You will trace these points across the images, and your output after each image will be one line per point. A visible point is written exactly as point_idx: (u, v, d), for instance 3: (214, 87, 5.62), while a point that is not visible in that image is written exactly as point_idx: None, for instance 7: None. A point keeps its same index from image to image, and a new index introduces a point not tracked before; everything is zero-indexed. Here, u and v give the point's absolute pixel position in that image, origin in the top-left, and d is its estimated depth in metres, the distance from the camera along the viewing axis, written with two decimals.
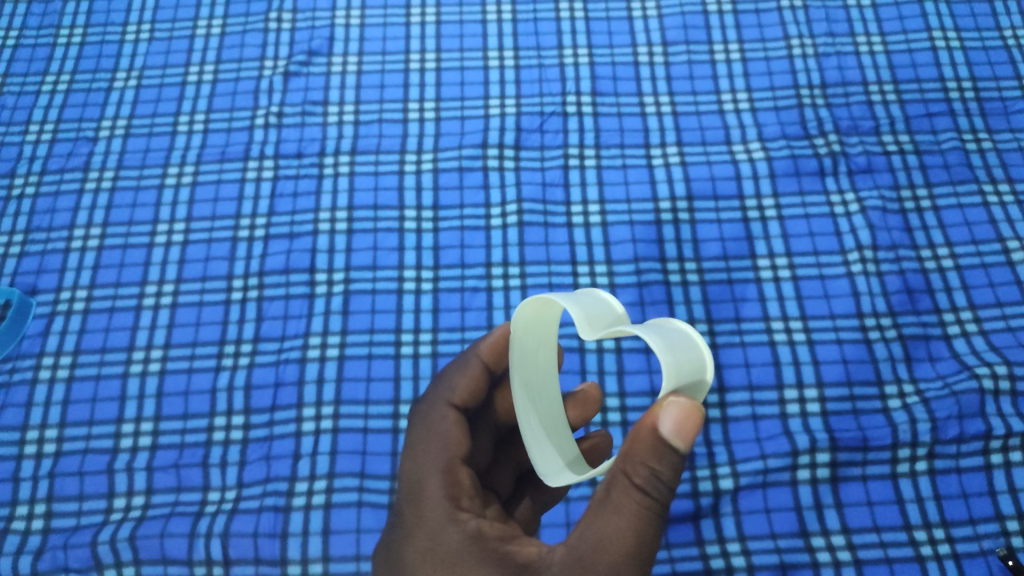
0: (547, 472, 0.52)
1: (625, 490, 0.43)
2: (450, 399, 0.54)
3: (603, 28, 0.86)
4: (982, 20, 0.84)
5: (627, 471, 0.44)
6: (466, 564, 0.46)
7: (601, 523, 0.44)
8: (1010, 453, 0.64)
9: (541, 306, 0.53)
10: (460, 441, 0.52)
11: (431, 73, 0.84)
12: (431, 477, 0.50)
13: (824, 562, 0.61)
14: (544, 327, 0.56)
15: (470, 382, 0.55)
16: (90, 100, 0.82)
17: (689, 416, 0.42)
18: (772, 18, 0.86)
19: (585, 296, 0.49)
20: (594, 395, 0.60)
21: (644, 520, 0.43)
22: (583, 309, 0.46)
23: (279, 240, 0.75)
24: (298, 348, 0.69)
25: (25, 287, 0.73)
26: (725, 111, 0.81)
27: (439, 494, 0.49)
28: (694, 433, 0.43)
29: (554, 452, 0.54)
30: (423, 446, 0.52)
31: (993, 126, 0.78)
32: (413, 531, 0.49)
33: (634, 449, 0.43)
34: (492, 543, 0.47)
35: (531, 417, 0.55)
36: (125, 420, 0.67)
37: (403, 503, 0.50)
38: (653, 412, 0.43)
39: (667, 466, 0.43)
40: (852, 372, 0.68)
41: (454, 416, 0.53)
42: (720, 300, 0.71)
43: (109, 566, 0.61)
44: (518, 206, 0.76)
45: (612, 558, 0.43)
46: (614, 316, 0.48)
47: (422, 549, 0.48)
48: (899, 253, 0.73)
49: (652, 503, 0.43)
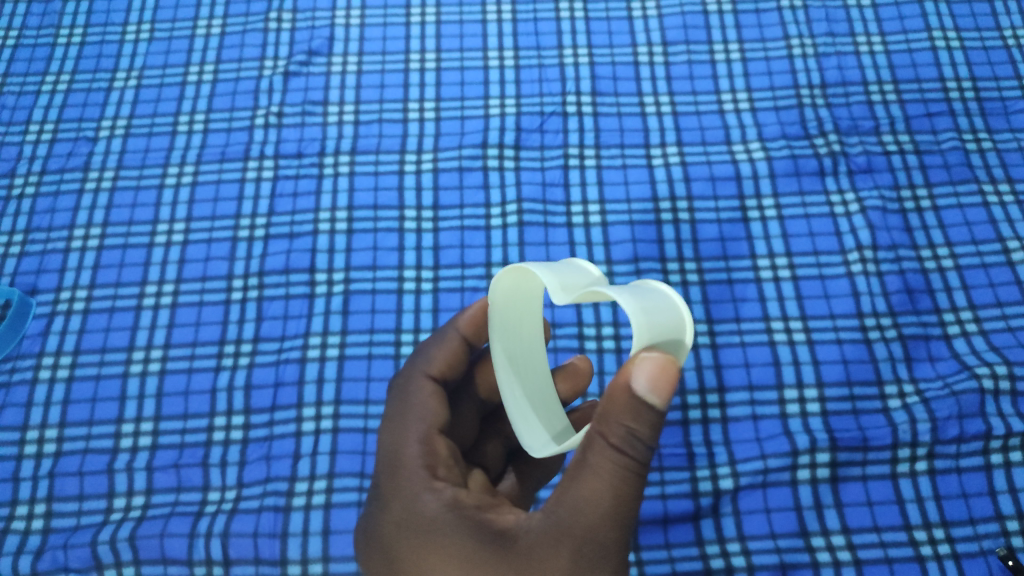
0: (532, 446, 0.51)
1: (601, 451, 0.43)
2: (428, 370, 0.54)
3: (603, 28, 0.86)
4: (982, 20, 0.84)
5: (603, 431, 0.43)
6: (442, 531, 0.46)
7: (578, 487, 0.44)
8: (1010, 453, 0.64)
9: (521, 276, 0.53)
10: (437, 411, 0.52)
11: (431, 73, 0.84)
12: (408, 447, 0.50)
13: (824, 562, 0.61)
14: (525, 297, 0.55)
15: (448, 354, 0.55)
16: (89, 100, 0.82)
17: (664, 369, 0.41)
18: (772, 18, 0.86)
19: (563, 264, 0.50)
20: (583, 368, 0.60)
21: (623, 480, 0.43)
22: (556, 275, 0.46)
23: (279, 240, 0.75)
24: (298, 348, 0.69)
25: (24, 287, 0.73)
26: (724, 111, 0.81)
27: (417, 463, 0.49)
28: (670, 389, 0.42)
29: (539, 427, 0.53)
30: (401, 417, 0.52)
31: (993, 126, 0.78)
32: (390, 501, 0.49)
33: (610, 408, 0.43)
34: (469, 511, 0.47)
35: (516, 391, 0.54)
36: (125, 420, 0.67)
37: (380, 475, 0.51)
38: (626, 368, 0.42)
39: (643, 425, 0.43)
40: (852, 372, 0.68)
41: (431, 387, 0.53)
42: (720, 300, 0.71)
43: (109, 566, 0.61)
44: (518, 206, 0.76)
45: (589, 520, 0.43)
46: (590, 278, 0.48)
47: (398, 519, 0.48)
48: (899, 253, 0.72)
49: (630, 463, 0.43)
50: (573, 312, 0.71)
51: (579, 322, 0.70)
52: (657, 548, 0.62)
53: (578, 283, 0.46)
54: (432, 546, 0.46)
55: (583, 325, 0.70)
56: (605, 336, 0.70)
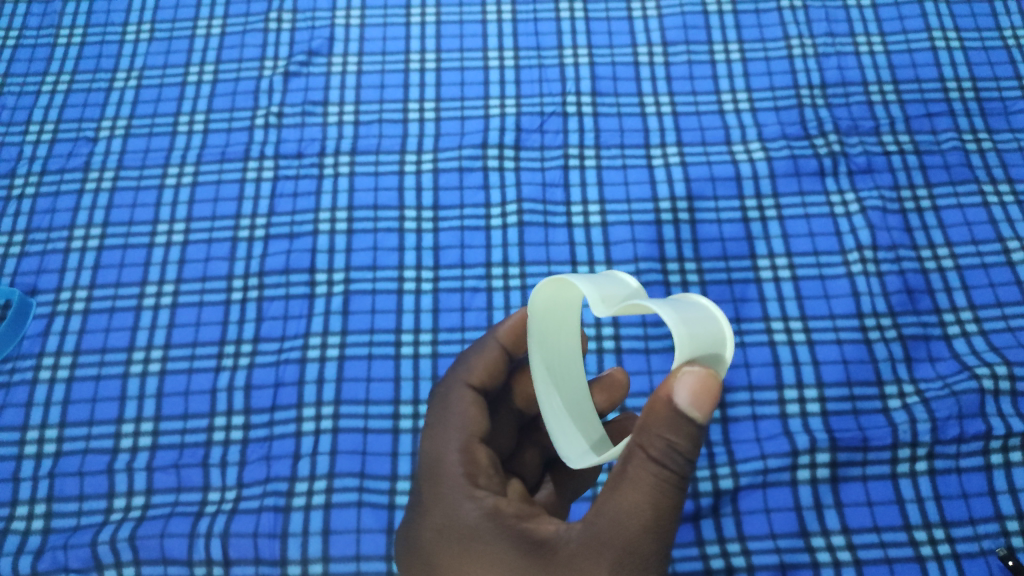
0: (571, 455, 0.51)
1: (641, 464, 0.43)
2: (468, 379, 0.54)
3: (603, 28, 0.86)
4: (983, 20, 0.84)
5: (643, 443, 0.43)
6: (482, 540, 0.47)
7: (618, 499, 0.43)
8: (1010, 453, 0.64)
9: (560, 287, 0.52)
10: (477, 420, 0.52)
11: (430, 73, 0.84)
12: (449, 455, 0.51)
13: (824, 562, 0.61)
14: (564, 307, 0.55)
15: (487, 363, 0.55)
16: (90, 101, 0.82)
17: (706, 385, 0.42)
18: (772, 18, 0.86)
19: (601, 276, 0.49)
20: (620, 379, 0.60)
21: (663, 493, 0.43)
22: (596, 287, 0.46)
23: (279, 240, 0.75)
24: (298, 348, 0.69)
25: (25, 287, 0.73)
26: (725, 111, 0.81)
27: (457, 471, 0.50)
28: (712, 404, 0.42)
29: (577, 435, 0.53)
30: (442, 426, 0.53)
31: (993, 126, 0.78)
32: (430, 509, 0.49)
33: (650, 420, 0.43)
34: (509, 520, 0.47)
35: (554, 400, 0.54)
36: (126, 420, 0.67)
37: (420, 483, 0.51)
38: (668, 382, 0.42)
39: (684, 438, 0.42)
40: (852, 372, 0.68)
41: (471, 396, 0.54)
42: (720, 300, 0.71)
43: (109, 566, 0.61)
44: (518, 206, 0.76)
45: (629, 532, 0.43)
46: (629, 290, 0.47)
47: (438, 527, 0.48)
48: (899, 253, 0.72)
49: (671, 476, 0.42)
50: None
51: (579, 322, 0.70)
52: None
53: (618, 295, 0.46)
54: (472, 554, 0.47)
55: (584, 325, 0.70)
56: (605, 336, 0.70)
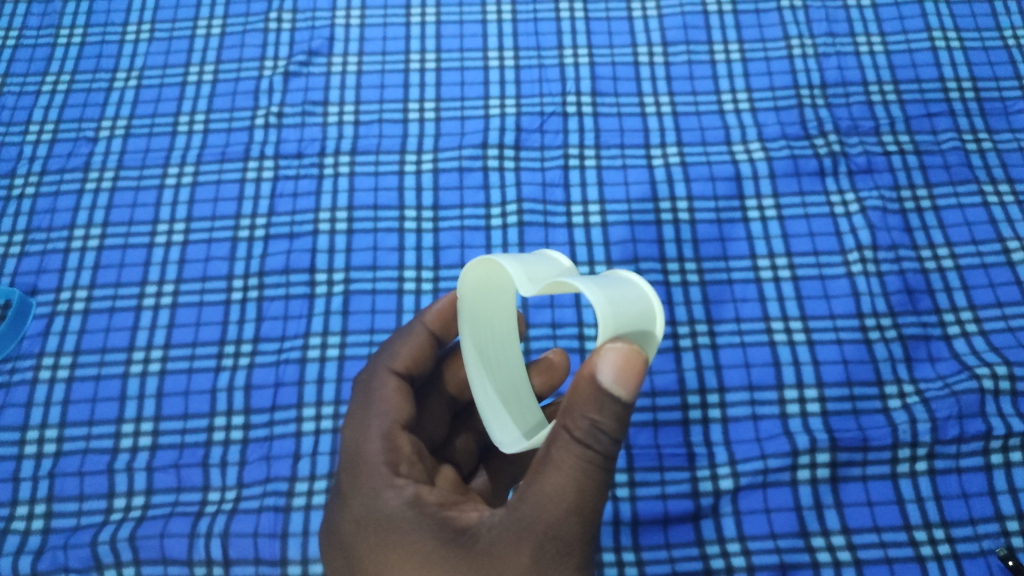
0: (503, 441, 0.51)
1: (565, 446, 0.42)
2: (392, 365, 0.55)
3: (603, 28, 0.86)
4: (982, 20, 0.84)
5: (567, 425, 0.43)
6: (401, 529, 0.47)
7: (541, 483, 0.43)
8: (1010, 453, 0.64)
9: (489, 270, 0.52)
10: (401, 407, 0.53)
11: (431, 73, 0.84)
12: (370, 444, 0.51)
13: (824, 562, 0.61)
14: (496, 292, 0.55)
15: (413, 349, 0.56)
16: (89, 100, 0.82)
17: (630, 360, 0.42)
18: (772, 18, 0.86)
19: (534, 255, 0.50)
20: (558, 362, 0.60)
21: (587, 475, 0.42)
22: (523, 266, 0.46)
23: (279, 240, 0.75)
24: (298, 348, 0.69)
25: (25, 287, 0.73)
26: (724, 111, 0.81)
27: (378, 460, 0.50)
28: (636, 380, 0.42)
29: (511, 422, 0.53)
30: (363, 414, 0.53)
31: (993, 126, 0.78)
32: (350, 499, 0.50)
33: (575, 401, 0.43)
34: (430, 508, 0.47)
35: (487, 386, 0.54)
36: (125, 420, 0.67)
37: (343, 473, 0.52)
38: (592, 359, 0.42)
39: (607, 417, 0.42)
40: (852, 372, 0.68)
41: (395, 382, 0.54)
42: (720, 300, 0.71)
43: (109, 566, 0.61)
44: (518, 206, 0.75)
45: (551, 516, 0.43)
46: (560, 269, 0.48)
47: (357, 518, 0.49)
48: (899, 253, 0.72)
49: (594, 456, 0.42)
50: (573, 312, 0.71)
51: (579, 323, 0.70)
52: (657, 548, 0.62)
53: (545, 273, 0.47)
54: (390, 544, 0.47)
55: (583, 325, 0.70)
56: None
